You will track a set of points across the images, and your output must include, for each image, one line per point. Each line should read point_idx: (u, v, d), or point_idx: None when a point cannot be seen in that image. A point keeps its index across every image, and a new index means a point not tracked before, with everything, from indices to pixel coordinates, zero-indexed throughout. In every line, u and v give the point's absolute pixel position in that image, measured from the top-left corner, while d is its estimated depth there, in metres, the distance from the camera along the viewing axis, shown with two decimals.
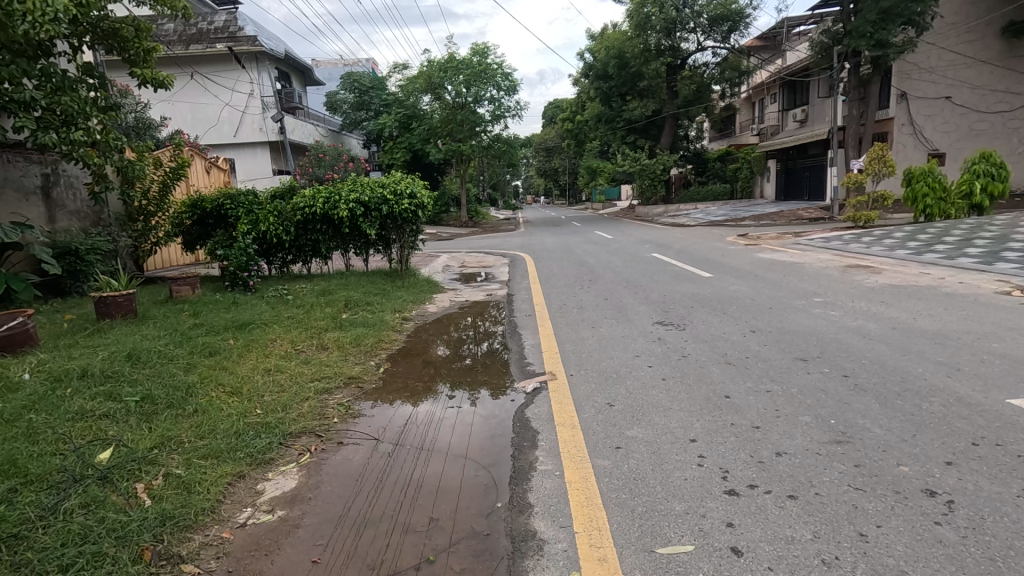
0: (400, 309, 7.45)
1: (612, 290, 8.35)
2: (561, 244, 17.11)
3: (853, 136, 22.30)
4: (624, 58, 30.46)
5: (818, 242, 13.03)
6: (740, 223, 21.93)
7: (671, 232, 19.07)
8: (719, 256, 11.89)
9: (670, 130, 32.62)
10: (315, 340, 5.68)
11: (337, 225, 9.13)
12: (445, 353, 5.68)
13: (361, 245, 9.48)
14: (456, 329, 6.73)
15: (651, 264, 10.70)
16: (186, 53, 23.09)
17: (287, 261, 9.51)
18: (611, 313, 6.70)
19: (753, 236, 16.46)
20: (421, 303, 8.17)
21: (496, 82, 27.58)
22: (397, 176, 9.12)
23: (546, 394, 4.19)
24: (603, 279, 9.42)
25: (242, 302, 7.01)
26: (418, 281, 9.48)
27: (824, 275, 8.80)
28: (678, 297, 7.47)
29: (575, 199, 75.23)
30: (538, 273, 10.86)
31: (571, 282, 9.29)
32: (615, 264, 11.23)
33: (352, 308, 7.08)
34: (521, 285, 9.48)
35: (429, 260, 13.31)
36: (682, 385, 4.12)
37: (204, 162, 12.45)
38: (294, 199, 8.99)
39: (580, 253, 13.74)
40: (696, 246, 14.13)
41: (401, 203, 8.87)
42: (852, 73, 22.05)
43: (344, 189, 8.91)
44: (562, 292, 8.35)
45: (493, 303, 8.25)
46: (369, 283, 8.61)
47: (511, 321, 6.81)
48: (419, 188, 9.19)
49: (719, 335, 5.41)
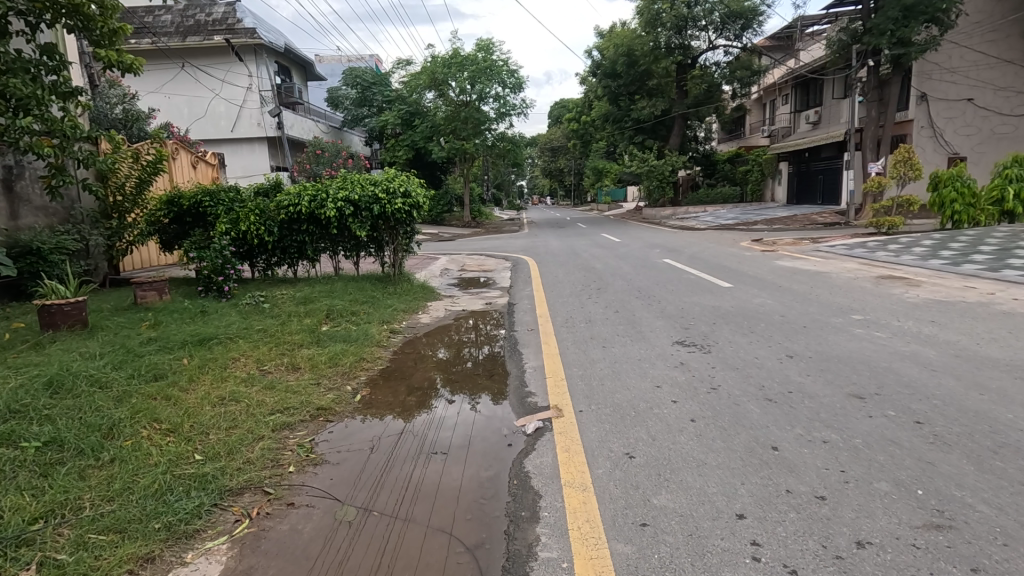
0: (388, 320, 6.72)
1: (623, 300, 7.62)
2: (566, 246, 16.38)
3: (871, 138, 21.47)
4: (632, 57, 29.95)
5: (841, 249, 12.25)
6: (752, 227, 21.16)
7: (681, 236, 18.34)
8: (735, 263, 11.14)
9: (678, 130, 31.83)
10: (285, 359, 4.96)
11: (325, 225, 8.44)
12: (434, 375, 4.95)
13: (351, 247, 8.75)
14: (451, 344, 5.99)
15: (663, 271, 9.97)
16: (182, 45, 22.43)
17: (271, 263, 8.79)
18: (624, 329, 5.97)
19: (768, 240, 15.70)
20: (413, 313, 7.45)
21: (501, 78, 26.86)
22: (390, 173, 8.40)
23: (550, 437, 3.45)
24: (613, 287, 8.68)
25: (211, 310, 6.28)
26: (412, 287, 8.73)
27: (856, 286, 8.03)
28: (697, 310, 6.73)
29: (579, 200, 74.39)
30: (542, 279, 10.12)
31: (578, 290, 8.56)
32: (624, 270, 10.49)
33: (335, 320, 6.34)
34: (524, 293, 8.75)
35: (427, 263, 12.59)
36: (717, 430, 3.37)
37: (190, 155, 11.82)
38: (279, 197, 8.33)
39: (587, 257, 13.01)
40: (709, 251, 13.38)
41: (393, 201, 8.16)
42: (872, 73, 21.22)
43: (332, 186, 8.24)
44: (568, 302, 7.63)
45: (493, 313, 7.53)
46: (356, 288, 7.86)
47: (512, 336, 6.08)
48: (414, 186, 8.50)
49: (752, 360, 4.65)
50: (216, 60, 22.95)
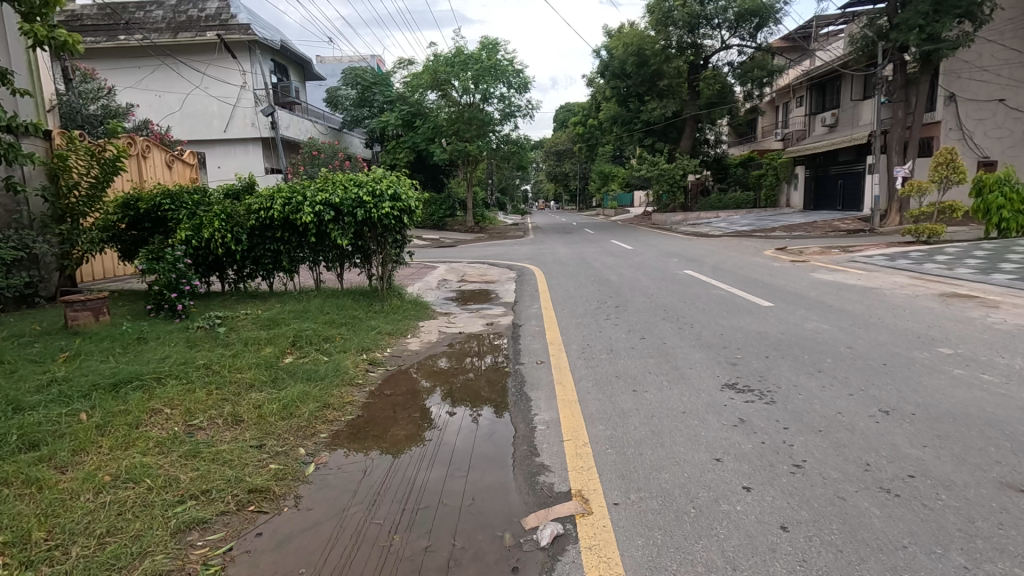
0: (368, 349, 5.61)
1: (647, 322, 6.51)
2: (575, 254, 15.31)
3: (898, 140, 20.29)
4: (643, 56, 28.71)
5: (881, 260, 11.10)
6: (770, 234, 20.05)
7: (696, 244, 17.20)
8: (764, 275, 10.03)
9: (690, 132, 30.71)
10: (223, 410, 3.83)
11: (302, 232, 7.35)
12: (419, 430, 3.84)
13: (333, 257, 7.64)
14: (442, 381, 4.88)
15: (687, 284, 8.87)
16: (173, 41, 21.48)
17: (243, 275, 7.69)
18: (657, 365, 4.82)
19: (793, 249, 14.54)
20: (401, 337, 6.33)
21: (506, 79, 25.85)
22: (377, 173, 7.32)
23: (575, 559, 2.33)
24: (633, 304, 7.58)
25: (151, 337, 5.15)
26: (402, 305, 7.58)
27: (919, 305, 6.88)
28: (740, 337, 5.61)
29: (585, 205, 73.27)
30: (551, 292, 9.04)
31: (594, 308, 7.45)
32: (643, 282, 9.39)
33: (304, 351, 5.21)
34: (531, 310, 7.63)
35: (423, 272, 11.54)
36: (830, 555, 2.23)
37: (164, 154, 10.79)
38: (250, 199, 7.28)
39: (599, 267, 11.95)
40: (732, 261, 12.29)
41: (380, 205, 7.06)
42: (898, 71, 20.11)
43: (311, 187, 7.18)
44: (584, 325, 6.50)
45: (496, 336, 6.42)
46: (335, 307, 6.72)
47: (518, 372, 4.96)
48: (406, 188, 7.43)
49: (837, 418, 3.51)
50: (209, 57, 22.03)
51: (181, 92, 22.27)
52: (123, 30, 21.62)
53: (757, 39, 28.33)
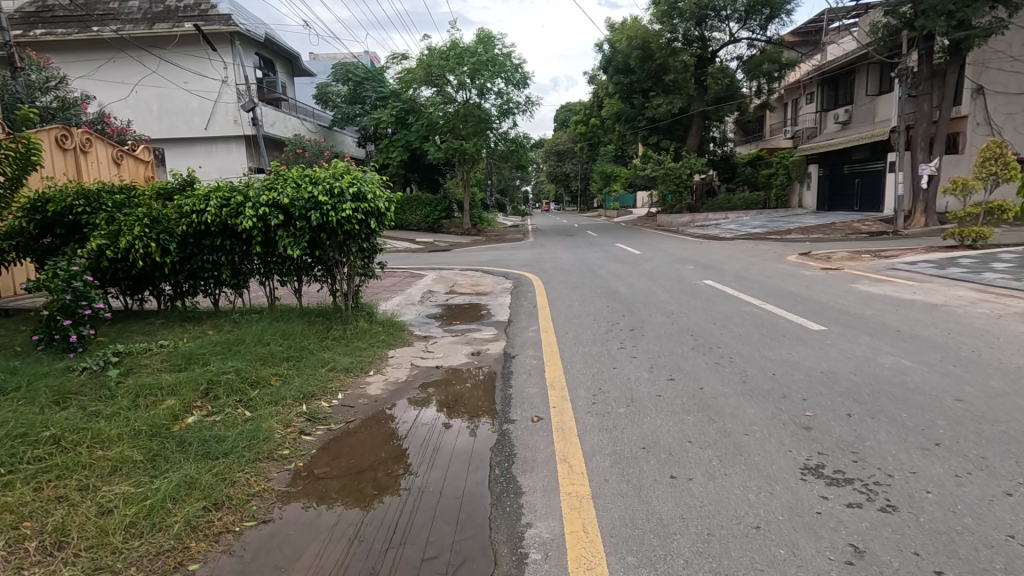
0: (307, 400, 4.25)
1: (673, 352, 5.18)
2: (577, 260, 13.95)
3: (923, 136, 18.96)
4: (648, 50, 27.42)
5: (927, 268, 9.78)
6: (786, 237, 18.76)
7: (709, 248, 15.87)
8: (796, 286, 8.72)
9: (697, 129, 29.32)
10: (42, 526, 2.49)
11: (246, 240, 6.01)
12: (349, 549, 2.49)
13: (286, 271, 6.28)
14: (402, 451, 3.51)
15: (711, 300, 7.55)
16: (148, 33, 20.17)
17: (179, 291, 6.36)
18: (700, 430, 3.47)
19: (819, 254, 13.21)
20: (360, 375, 5.01)
21: (504, 73, 24.57)
22: (337, 168, 5.98)
23: None
24: (650, 326, 6.25)
25: (5, 389, 3.74)
26: (368, 328, 6.24)
27: (1008, 329, 5.56)
28: (799, 379, 4.27)
29: (586, 207, 71.88)
30: (551, 307, 7.74)
31: (604, 331, 6.13)
32: (659, 295, 8.13)
33: (218, 407, 3.84)
34: (528, 334, 6.29)
35: (408, 282, 10.27)
36: None
37: (110, 149, 9.45)
38: (181, 198, 5.92)
39: (605, 275, 10.66)
40: (753, 268, 10.96)
41: (339, 206, 5.71)
42: (923, 62, 18.77)
43: (256, 186, 5.85)
44: (593, 358, 5.16)
45: (482, 373, 5.08)
46: (283, 332, 5.36)
47: (505, 437, 3.60)
48: (373, 186, 6.08)
49: (1014, 554, 2.17)
50: (187, 49, 20.72)
51: (159, 87, 21.02)
52: (96, 21, 20.29)
53: (768, 32, 27.04)
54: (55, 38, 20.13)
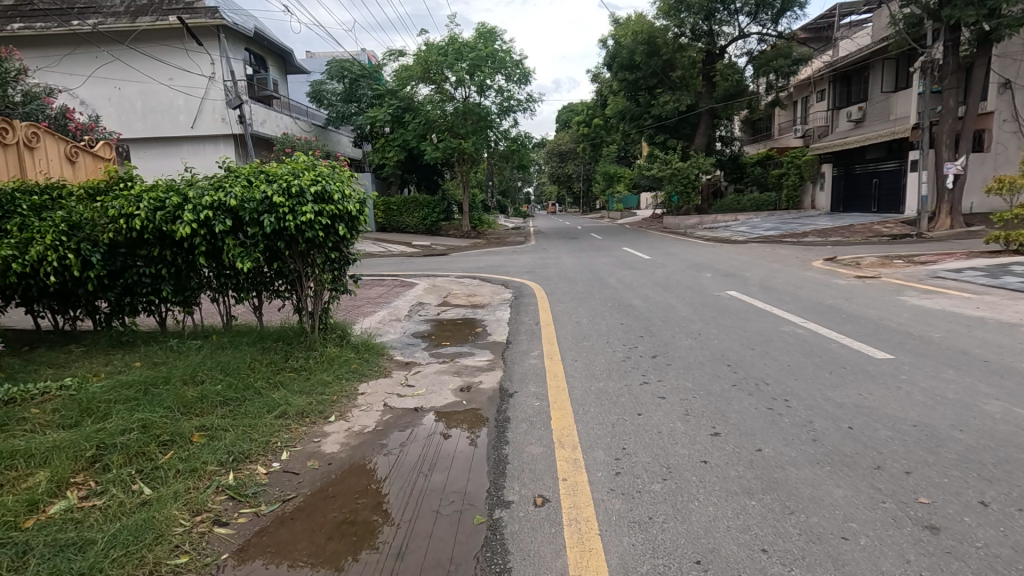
0: (236, 466, 3.20)
1: (711, 392, 4.15)
2: (583, 265, 12.96)
3: (948, 133, 17.88)
4: (653, 46, 26.44)
5: (976, 277, 8.73)
6: (803, 240, 17.75)
7: (724, 252, 14.84)
8: (833, 297, 7.69)
9: (705, 128, 28.32)
10: None
11: (188, 249, 4.99)
12: None
13: (240, 286, 5.24)
14: (352, 555, 2.47)
15: (741, 317, 6.53)
16: (132, 27, 19.20)
17: (114, 309, 5.34)
18: (774, 529, 2.43)
19: (845, 259, 12.17)
20: (319, 422, 3.97)
21: (505, 70, 23.60)
22: (297, 162, 4.95)
23: None
24: (676, 352, 5.22)
25: None
26: (337, 355, 5.20)
27: None
28: (886, 437, 3.23)
29: (588, 208, 70.79)
30: (556, 324, 6.71)
31: (620, 358, 5.11)
32: (679, 310, 7.12)
33: (104, 484, 2.82)
34: (529, 361, 5.26)
35: (396, 293, 9.27)
36: None
37: (63, 144, 8.39)
38: (110, 199, 4.89)
39: (615, 284, 9.65)
40: (778, 276, 9.93)
41: (298, 208, 4.68)
42: (949, 55, 17.65)
43: (199, 183, 4.82)
44: (610, 399, 4.13)
45: (472, 418, 4.02)
46: (225, 365, 4.32)
47: (496, 534, 2.55)
48: (342, 184, 5.04)
49: None
50: (171, 43, 19.80)
51: (144, 84, 20.20)
52: (76, 14, 19.34)
53: (779, 26, 26.01)
54: (34, 32, 19.18)
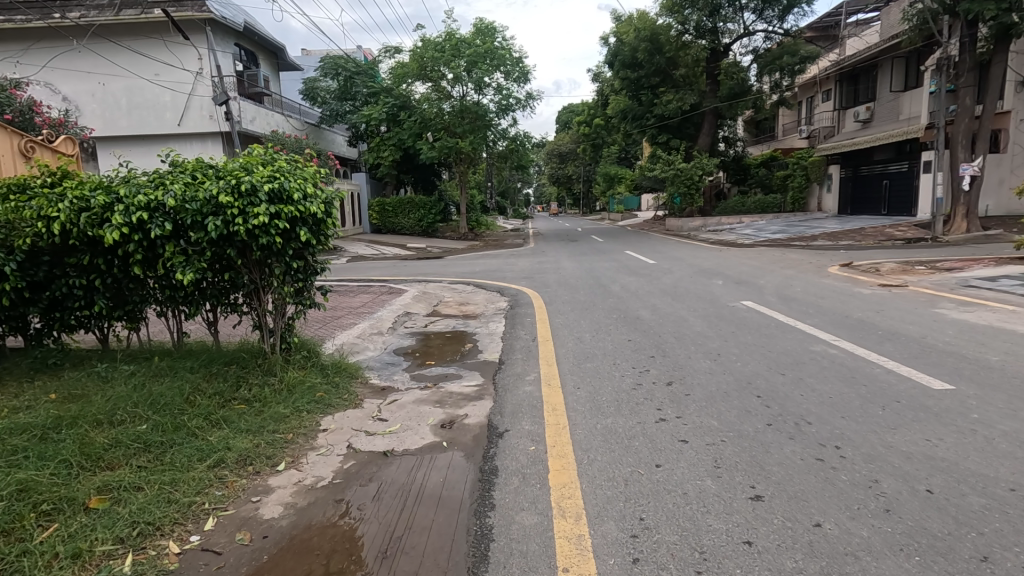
0: (137, 546, 2.46)
1: (743, 434, 3.42)
2: (585, 270, 12.24)
3: (964, 133, 17.18)
4: (656, 43, 25.72)
5: (1014, 287, 8.01)
6: (813, 244, 17.03)
7: (732, 257, 14.13)
8: (860, 309, 6.99)
9: (709, 128, 27.62)
10: None
11: (124, 256, 4.27)
12: None
13: (186, 300, 4.50)
14: None
15: (764, 333, 5.80)
16: (115, 20, 18.44)
17: (41, 326, 4.59)
18: None
19: (864, 265, 11.45)
20: (263, 473, 3.23)
21: (504, 67, 22.88)
22: (251, 157, 4.23)
23: None
24: (696, 379, 4.50)
25: None
26: (300, 381, 4.46)
27: None
28: (980, 508, 2.51)
29: (589, 209, 69.92)
30: (555, 341, 5.96)
31: (631, 388, 4.38)
32: (693, 324, 6.41)
33: None
34: (523, 389, 4.51)
35: (383, 301, 8.54)
36: None
37: (18, 138, 7.64)
38: (30, 199, 4.16)
39: (620, 292, 8.94)
40: (795, 284, 9.21)
41: (248, 209, 3.95)
42: (966, 51, 16.94)
43: (135, 180, 4.10)
44: (621, 445, 3.39)
45: (452, 467, 3.29)
46: (155, 400, 3.59)
47: None
48: (305, 182, 4.33)
49: None
50: (158, 37, 19.10)
51: (130, 80, 19.51)
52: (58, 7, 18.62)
53: (786, 23, 25.31)
54: (14, 25, 18.46)
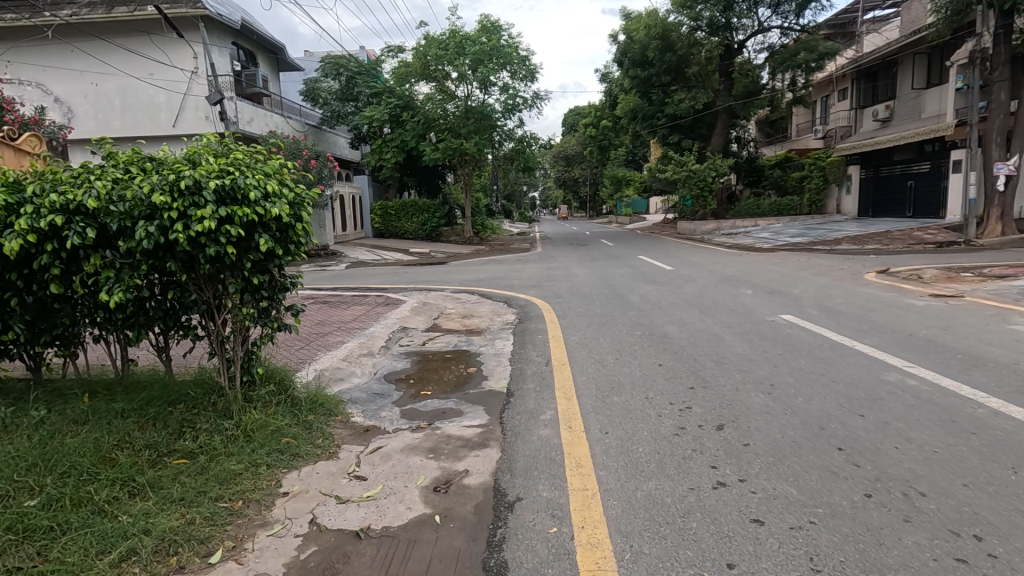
0: None
1: (838, 513, 2.55)
2: (598, 277, 11.37)
3: (998, 130, 16.19)
4: (668, 41, 24.87)
5: None
6: (838, 249, 16.09)
7: (754, 262, 13.23)
8: (921, 325, 6.08)
9: (723, 128, 26.77)
10: None
11: (44, 270, 3.47)
12: None
13: (123, 324, 3.68)
14: None
15: (821, 358, 4.90)
16: (108, 17, 17.79)
17: None
18: None
19: (903, 272, 10.50)
20: (188, 568, 2.38)
21: (510, 65, 22.07)
22: (196, 148, 3.39)
23: None
24: (753, 422, 3.61)
25: None
26: (263, 424, 3.59)
27: None
28: None
29: (594, 212, 68.89)
30: (572, 366, 5.08)
31: (673, 435, 3.50)
32: (732, 344, 5.53)
33: None
34: (538, 434, 3.65)
35: (378, 315, 7.70)
36: None
37: None
38: None
39: (640, 303, 8.06)
40: (835, 294, 8.31)
41: (189, 211, 3.10)
42: (1000, 44, 15.94)
43: (52, 179, 3.30)
44: (673, 528, 2.53)
45: (445, 560, 2.43)
46: (57, 463, 2.75)
47: None
48: (266, 178, 3.47)
49: None
50: (151, 35, 18.41)
51: (123, 80, 18.84)
52: (48, 5, 18.01)
53: (803, 18, 24.37)
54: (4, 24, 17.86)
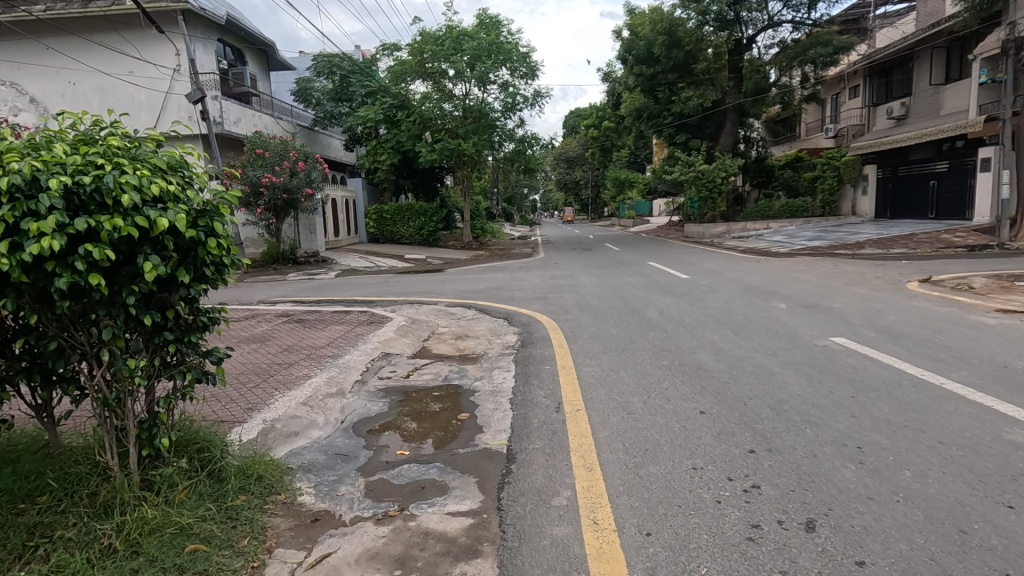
0: None
1: None
2: (608, 288, 10.29)
3: None
4: (674, 37, 23.86)
5: None
6: (863, 253, 15.01)
7: (777, 269, 12.15)
8: (1010, 352, 5.00)
9: (731, 126, 25.74)
10: None
11: None
12: None
13: None
14: None
15: (909, 405, 3.82)
16: (83, 12, 16.80)
17: None
18: None
19: (949, 281, 9.40)
20: None
21: (511, 61, 21.05)
22: (52, 132, 2.36)
23: None
24: (856, 519, 2.53)
25: None
26: (159, 525, 2.52)
27: None
28: None
29: (595, 213, 67.94)
30: (589, 413, 4.01)
31: (747, 543, 2.42)
32: (787, 382, 4.44)
33: None
34: (549, 536, 2.57)
35: (356, 338, 6.62)
36: None
37: None
38: None
39: (660, 322, 6.98)
40: (885, 309, 7.22)
41: (22, 224, 2.06)
42: None
43: None
44: None
45: None
46: None
47: None
48: (156, 172, 2.42)
49: None
50: (130, 30, 17.41)
51: (101, 78, 17.82)
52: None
53: (814, 11, 23.35)
54: None
